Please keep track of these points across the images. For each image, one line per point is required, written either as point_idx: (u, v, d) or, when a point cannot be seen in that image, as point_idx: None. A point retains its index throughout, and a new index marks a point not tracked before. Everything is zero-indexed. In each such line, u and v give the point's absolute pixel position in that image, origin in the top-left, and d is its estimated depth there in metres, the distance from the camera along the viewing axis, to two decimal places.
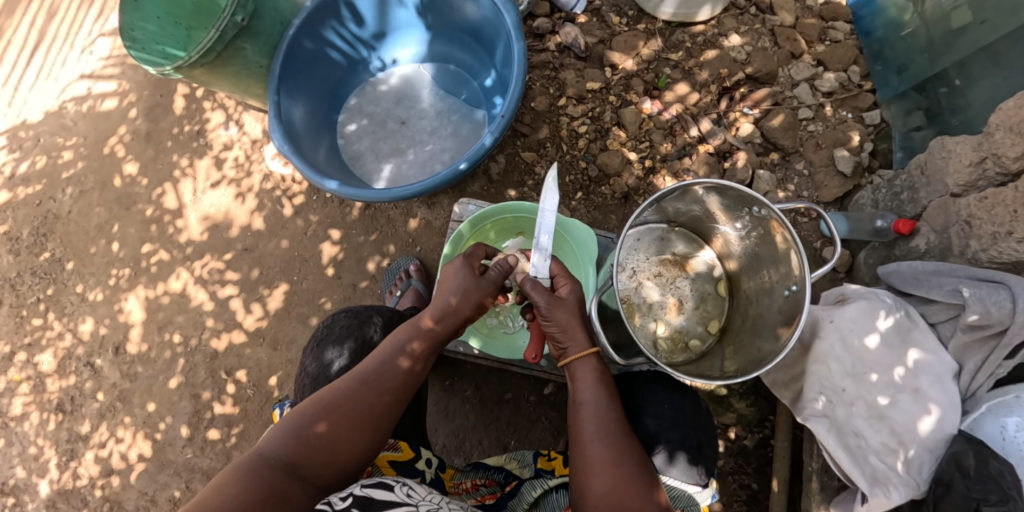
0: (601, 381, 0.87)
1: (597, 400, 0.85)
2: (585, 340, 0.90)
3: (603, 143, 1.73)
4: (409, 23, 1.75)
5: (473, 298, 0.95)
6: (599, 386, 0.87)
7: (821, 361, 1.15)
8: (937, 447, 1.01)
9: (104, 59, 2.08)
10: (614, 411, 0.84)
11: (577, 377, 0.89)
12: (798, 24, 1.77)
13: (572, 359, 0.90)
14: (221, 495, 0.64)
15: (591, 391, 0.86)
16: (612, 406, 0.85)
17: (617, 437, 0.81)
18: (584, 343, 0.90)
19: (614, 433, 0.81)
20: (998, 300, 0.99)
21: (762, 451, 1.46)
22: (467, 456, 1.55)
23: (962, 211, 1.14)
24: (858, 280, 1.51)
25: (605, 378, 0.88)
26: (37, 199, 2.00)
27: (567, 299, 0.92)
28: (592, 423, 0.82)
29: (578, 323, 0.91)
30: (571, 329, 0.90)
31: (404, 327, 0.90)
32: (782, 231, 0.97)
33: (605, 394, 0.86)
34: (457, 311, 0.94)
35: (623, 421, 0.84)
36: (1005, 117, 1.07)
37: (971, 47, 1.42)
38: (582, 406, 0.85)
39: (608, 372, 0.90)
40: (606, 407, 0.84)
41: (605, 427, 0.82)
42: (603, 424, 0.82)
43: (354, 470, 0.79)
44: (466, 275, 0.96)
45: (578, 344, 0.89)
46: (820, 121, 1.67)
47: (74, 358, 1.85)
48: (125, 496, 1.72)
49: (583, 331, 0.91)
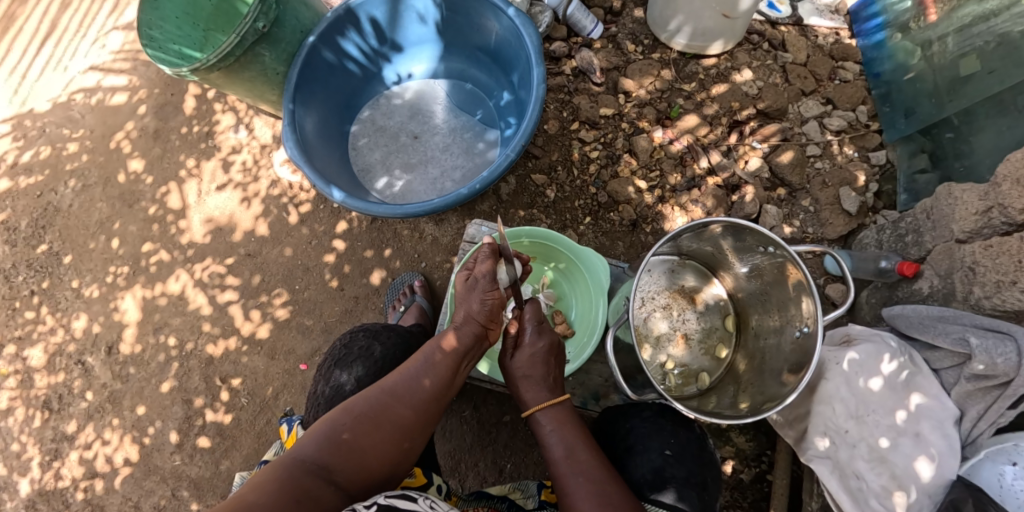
0: (564, 430, 0.85)
1: (565, 451, 0.82)
2: (544, 391, 0.89)
3: (614, 169, 1.74)
4: (428, 40, 1.76)
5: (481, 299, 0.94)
6: (565, 436, 0.84)
7: (826, 401, 1.16)
8: (937, 493, 1.00)
9: (115, 53, 2.07)
10: (587, 456, 0.82)
11: (541, 433, 0.86)
12: (809, 62, 1.79)
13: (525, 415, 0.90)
14: (259, 494, 0.64)
15: (558, 444, 0.84)
16: (584, 450, 0.82)
17: (593, 483, 0.78)
18: (543, 395, 0.89)
19: (589, 480, 0.78)
20: (1004, 352, 0.98)
21: (759, 485, 1.45)
22: (462, 478, 1.54)
23: (967, 258, 1.16)
24: (860, 319, 1.52)
25: (568, 425, 0.86)
26: (38, 190, 1.97)
27: (527, 351, 0.92)
28: (567, 477, 0.80)
29: (530, 381, 0.91)
30: (524, 383, 0.91)
31: (430, 346, 0.87)
32: (797, 274, 0.98)
33: (570, 442, 0.83)
34: (473, 320, 0.92)
35: (597, 463, 0.81)
36: (1012, 168, 1.08)
37: (977, 95, 1.44)
38: (553, 462, 0.82)
39: (571, 417, 0.87)
40: (576, 455, 0.81)
41: (580, 478, 0.79)
42: (576, 474, 0.79)
43: (383, 482, 0.78)
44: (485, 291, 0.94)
45: (532, 400, 0.89)
46: (828, 158, 1.70)
47: (65, 355, 1.82)
48: (108, 501, 1.68)
49: (544, 382, 0.90)
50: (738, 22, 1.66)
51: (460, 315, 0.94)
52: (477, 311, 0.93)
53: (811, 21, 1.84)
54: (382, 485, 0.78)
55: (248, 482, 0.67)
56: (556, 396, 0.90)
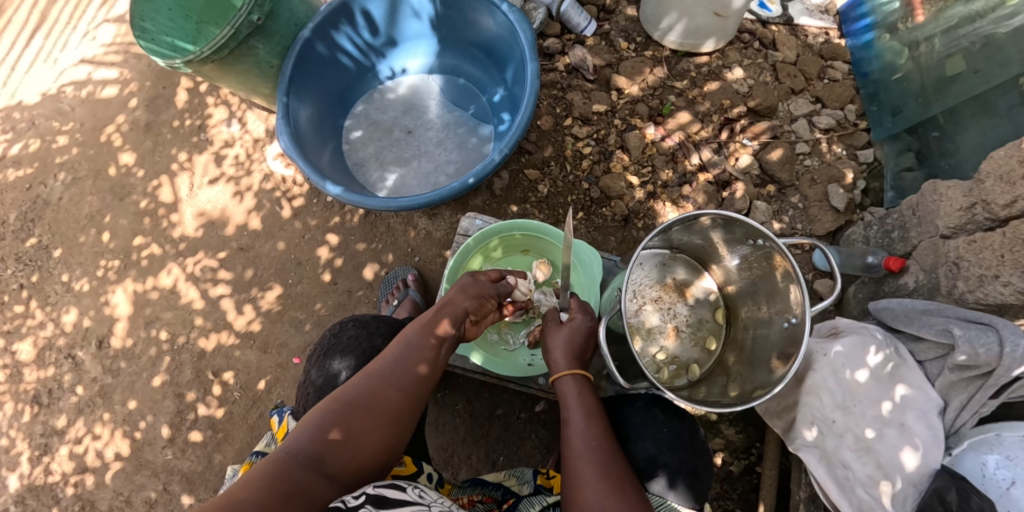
0: (586, 398, 0.87)
1: (584, 417, 0.84)
2: (576, 362, 0.91)
3: (607, 165, 1.75)
4: (420, 35, 1.76)
5: (471, 292, 0.96)
6: (585, 404, 0.86)
7: (813, 392, 1.16)
8: (921, 481, 1.02)
9: (106, 45, 2.05)
10: (599, 427, 0.83)
11: (564, 394, 0.88)
12: (799, 61, 1.82)
13: (559, 377, 0.90)
14: (250, 490, 0.63)
15: (577, 408, 0.86)
16: (597, 421, 0.84)
17: (603, 451, 0.79)
18: (574, 363, 0.91)
19: (598, 448, 0.79)
20: (986, 342, 1.00)
21: (748, 477, 1.48)
22: (456, 471, 1.55)
23: (951, 252, 1.18)
24: (847, 313, 1.55)
25: (589, 396, 0.88)
26: (26, 183, 1.96)
27: (570, 327, 0.95)
28: (579, 440, 0.81)
29: (574, 349, 0.93)
30: (565, 351, 0.92)
31: (414, 329, 0.88)
32: (785, 265, 0.99)
33: (590, 410, 0.85)
34: (459, 306, 0.93)
35: (608, 435, 0.83)
36: (995, 165, 1.10)
37: (963, 95, 1.47)
38: (569, 424, 0.84)
39: (592, 392, 0.89)
40: (591, 422, 0.83)
41: (591, 443, 0.80)
42: (587, 439, 0.81)
43: (379, 469, 0.78)
44: (466, 282, 0.97)
45: (561, 364, 0.91)
46: (816, 156, 1.72)
47: (55, 349, 1.80)
48: (99, 495, 1.67)
49: (580, 356, 0.93)
50: (729, 21, 1.68)
51: (443, 299, 0.94)
52: (458, 301, 0.93)
53: (801, 21, 1.87)
54: (375, 474, 0.78)
55: (238, 477, 0.66)
56: (583, 369, 0.92)
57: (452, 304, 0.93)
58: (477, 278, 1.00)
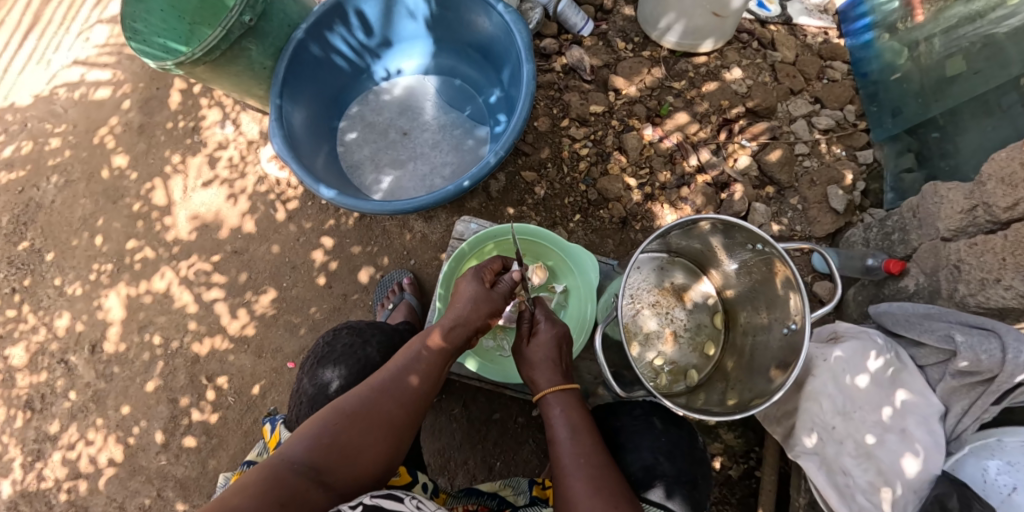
0: (572, 413, 0.85)
1: (571, 432, 0.82)
2: (557, 376, 0.88)
3: (604, 167, 1.74)
4: (416, 35, 1.74)
5: (485, 308, 0.90)
6: (571, 419, 0.84)
7: (813, 398, 1.15)
8: (922, 488, 1.01)
9: (99, 46, 2.03)
10: (588, 442, 0.81)
11: (549, 412, 0.85)
12: (798, 61, 1.80)
13: (543, 396, 0.87)
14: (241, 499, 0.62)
15: (564, 425, 0.83)
16: (586, 435, 0.82)
17: (592, 468, 0.77)
18: (555, 379, 0.88)
19: (587, 465, 0.78)
20: (988, 348, 0.98)
21: (747, 482, 1.46)
22: (452, 476, 1.53)
23: (952, 256, 1.17)
24: (847, 316, 1.53)
25: (576, 411, 0.85)
26: (19, 186, 1.94)
27: (540, 340, 0.91)
28: (567, 458, 0.79)
29: (547, 363, 0.89)
30: (541, 366, 0.89)
31: (419, 341, 0.86)
32: (784, 271, 0.98)
33: (576, 426, 0.83)
34: (469, 323, 0.89)
35: (597, 450, 0.81)
36: (997, 168, 1.09)
37: (963, 95, 1.45)
38: (556, 442, 0.82)
39: (579, 406, 0.87)
40: (579, 438, 0.81)
41: (579, 460, 0.78)
42: (576, 456, 0.79)
43: (376, 481, 0.77)
44: (478, 293, 0.91)
45: (543, 383, 0.88)
46: (816, 157, 1.70)
47: (48, 354, 1.79)
48: (92, 502, 1.65)
49: (557, 368, 0.89)
50: (728, 21, 1.66)
51: (452, 310, 0.90)
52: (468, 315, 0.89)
53: (800, 20, 1.85)
54: (373, 485, 0.76)
55: (234, 483, 0.66)
56: (566, 382, 0.89)
57: (463, 321, 0.88)
58: (482, 279, 0.94)
